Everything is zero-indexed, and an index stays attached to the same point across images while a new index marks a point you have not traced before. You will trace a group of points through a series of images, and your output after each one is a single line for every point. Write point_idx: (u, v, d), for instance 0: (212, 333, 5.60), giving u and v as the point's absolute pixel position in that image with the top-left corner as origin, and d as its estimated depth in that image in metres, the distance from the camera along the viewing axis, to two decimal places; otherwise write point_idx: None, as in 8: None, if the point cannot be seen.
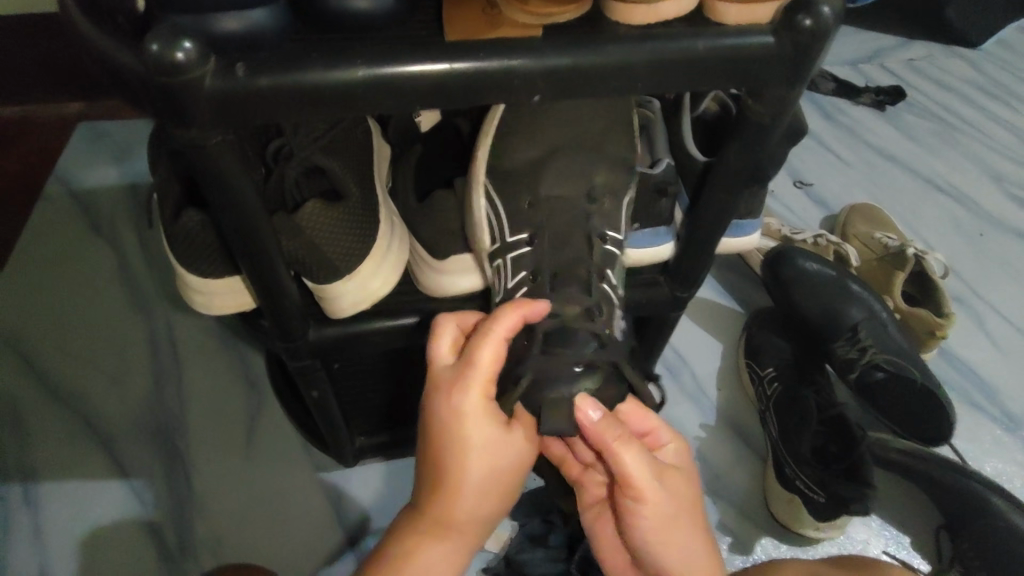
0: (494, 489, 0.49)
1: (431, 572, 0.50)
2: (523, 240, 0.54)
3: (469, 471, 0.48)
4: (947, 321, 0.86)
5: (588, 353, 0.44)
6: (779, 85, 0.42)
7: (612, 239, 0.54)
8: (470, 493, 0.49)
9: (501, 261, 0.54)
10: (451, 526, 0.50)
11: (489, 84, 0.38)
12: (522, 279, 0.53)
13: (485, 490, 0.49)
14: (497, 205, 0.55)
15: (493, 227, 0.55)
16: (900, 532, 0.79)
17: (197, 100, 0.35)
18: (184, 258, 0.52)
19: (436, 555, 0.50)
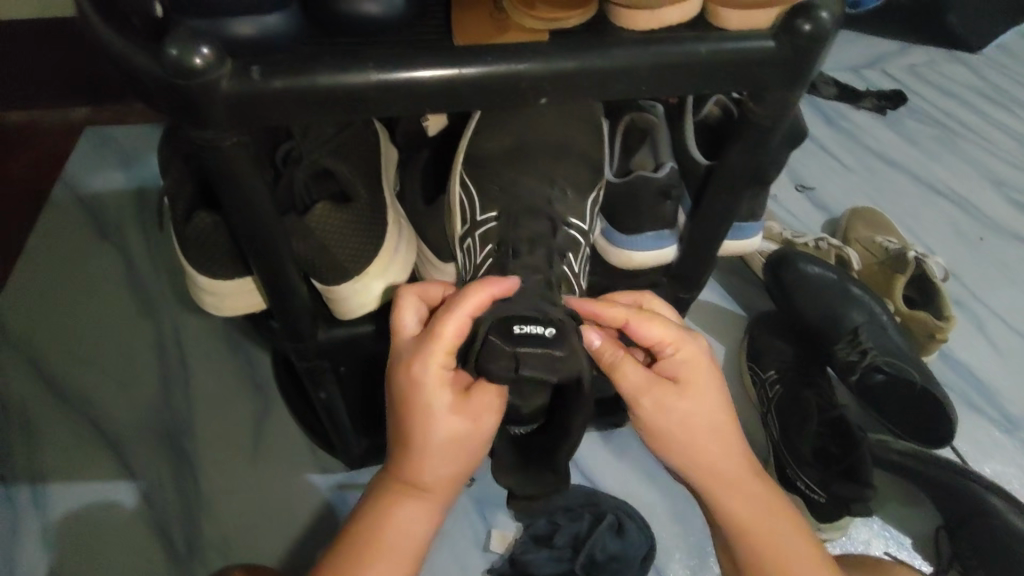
0: (463, 457, 0.48)
1: (404, 536, 0.49)
2: (491, 218, 0.56)
3: (435, 437, 0.47)
4: (947, 324, 0.87)
5: (553, 325, 0.43)
6: (779, 88, 0.43)
7: (576, 226, 0.58)
8: (435, 458, 0.48)
9: (469, 239, 0.56)
10: (419, 490, 0.49)
11: (498, 88, 0.39)
12: (488, 252, 0.54)
13: (453, 457, 0.48)
14: (471, 189, 0.58)
15: (464, 210, 0.58)
16: (901, 532, 0.79)
17: (214, 101, 0.36)
18: (195, 259, 0.53)
19: (409, 518, 0.49)
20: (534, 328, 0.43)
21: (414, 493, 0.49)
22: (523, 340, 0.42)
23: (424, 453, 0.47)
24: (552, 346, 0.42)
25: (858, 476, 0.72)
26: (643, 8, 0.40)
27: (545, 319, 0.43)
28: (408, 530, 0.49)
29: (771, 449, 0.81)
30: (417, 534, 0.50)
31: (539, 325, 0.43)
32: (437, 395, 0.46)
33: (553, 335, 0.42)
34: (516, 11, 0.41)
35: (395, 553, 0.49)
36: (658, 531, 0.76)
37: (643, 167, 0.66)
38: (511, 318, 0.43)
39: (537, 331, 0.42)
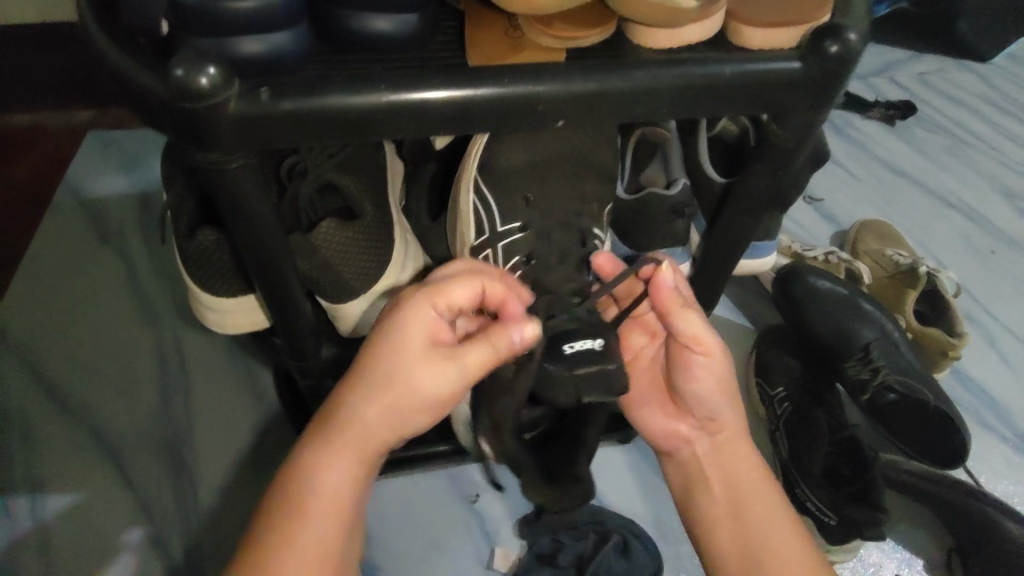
0: (405, 421, 0.46)
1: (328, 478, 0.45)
2: (515, 229, 0.57)
3: (393, 398, 0.45)
4: (959, 341, 0.86)
5: (601, 337, 0.46)
6: (803, 111, 0.42)
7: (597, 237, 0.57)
8: (374, 421, 0.45)
9: (490, 250, 0.57)
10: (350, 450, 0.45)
11: (515, 109, 0.38)
12: (517, 263, 0.56)
13: (395, 424, 0.46)
14: (487, 198, 0.58)
15: (481, 218, 0.58)
16: (913, 555, 0.78)
17: (219, 123, 0.35)
18: (197, 276, 0.52)
19: (335, 486, 0.45)
20: (583, 343, 0.45)
21: (342, 453, 0.45)
22: (581, 358, 0.45)
23: (367, 414, 0.45)
24: (607, 360, 0.45)
25: (869, 498, 0.71)
26: (661, 27, 0.40)
27: (591, 332, 0.46)
28: (331, 498, 0.45)
29: (780, 468, 0.80)
30: (339, 503, 0.46)
31: (587, 340, 0.45)
32: (413, 353, 0.45)
33: (604, 348, 0.45)
34: (532, 29, 0.40)
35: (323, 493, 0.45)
36: (665, 550, 0.75)
37: (656, 181, 0.64)
38: (561, 338, 0.46)
39: (587, 348, 0.45)
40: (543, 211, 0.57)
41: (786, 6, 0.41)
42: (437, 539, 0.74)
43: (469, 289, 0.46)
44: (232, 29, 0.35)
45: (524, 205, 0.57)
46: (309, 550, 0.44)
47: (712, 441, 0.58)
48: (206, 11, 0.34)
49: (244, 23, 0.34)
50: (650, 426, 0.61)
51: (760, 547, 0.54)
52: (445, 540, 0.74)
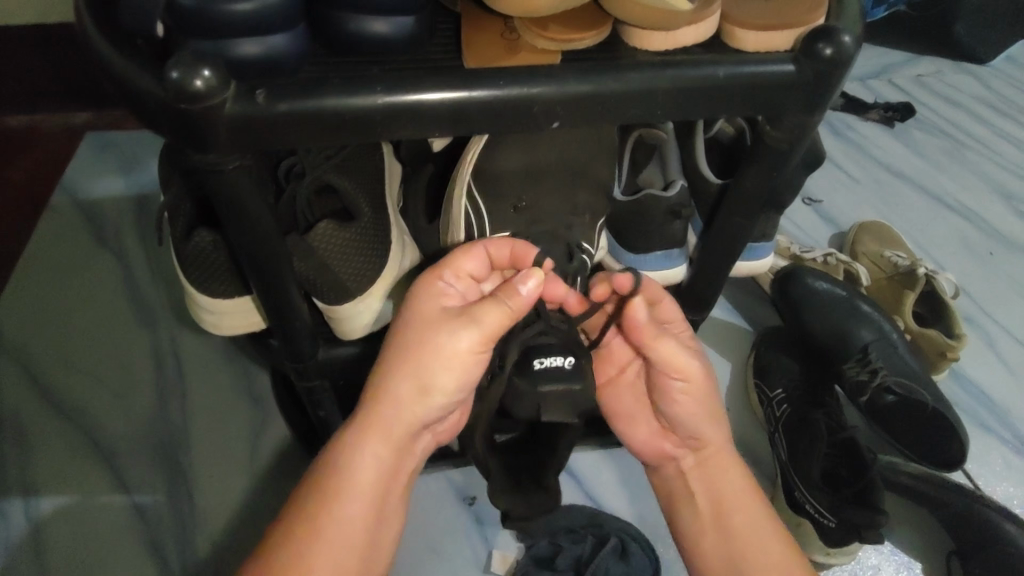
0: (435, 390, 0.47)
1: (364, 470, 0.48)
2: (503, 237, 0.57)
3: (416, 365, 0.47)
4: (958, 343, 0.85)
5: (573, 354, 0.48)
6: (798, 113, 0.42)
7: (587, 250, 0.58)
8: (401, 391, 0.47)
9: None
10: (383, 426, 0.48)
11: (509, 111, 0.38)
12: None
13: (416, 412, 0.48)
14: (478, 204, 0.58)
15: (471, 225, 0.58)
16: (911, 557, 0.78)
17: (215, 124, 0.35)
18: (194, 278, 0.52)
19: (370, 464, 0.48)
20: (554, 359, 0.48)
21: (374, 430, 0.48)
22: (549, 373, 0.47)
23: (392, 385, 0.47)
24: (572, 378, 0.48)
25: (869, 500, 0.71)
26: (656, 29, 0.40)
27: (564, 350, 0.48)
28: (367, 476, 0.48)
29: (778, 470, 0.80)
30: (375, 479, 0.48)
31: (558, 356, 0.48)
32: (429, 317, 0.47)
33: (572, 367, 0.48)
34: (527, 30, 0.40)
35: (358, 488, 0.47)
36: (662, 552, 0.75)
37: (653, 182, 0.65)
38: (532, 352, 0.48)
39: (556, 365, 0.47)
40: (532, 221, 0.58)
41: (781, 9, 0.41)
42: (434, 542, 0.74)
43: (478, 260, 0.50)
44: (229, 31, 0.35)
45: (514, 213, 0.58)
46: (342, 523, 0.47)
47: (696, 455, 0.58)
48: (202, 13, 0.34)
49: (241, 24, 0.35)
50: (631, 439, 0.61)
51: (742, 554, 0.54)
52: (442, 543, 0.74)
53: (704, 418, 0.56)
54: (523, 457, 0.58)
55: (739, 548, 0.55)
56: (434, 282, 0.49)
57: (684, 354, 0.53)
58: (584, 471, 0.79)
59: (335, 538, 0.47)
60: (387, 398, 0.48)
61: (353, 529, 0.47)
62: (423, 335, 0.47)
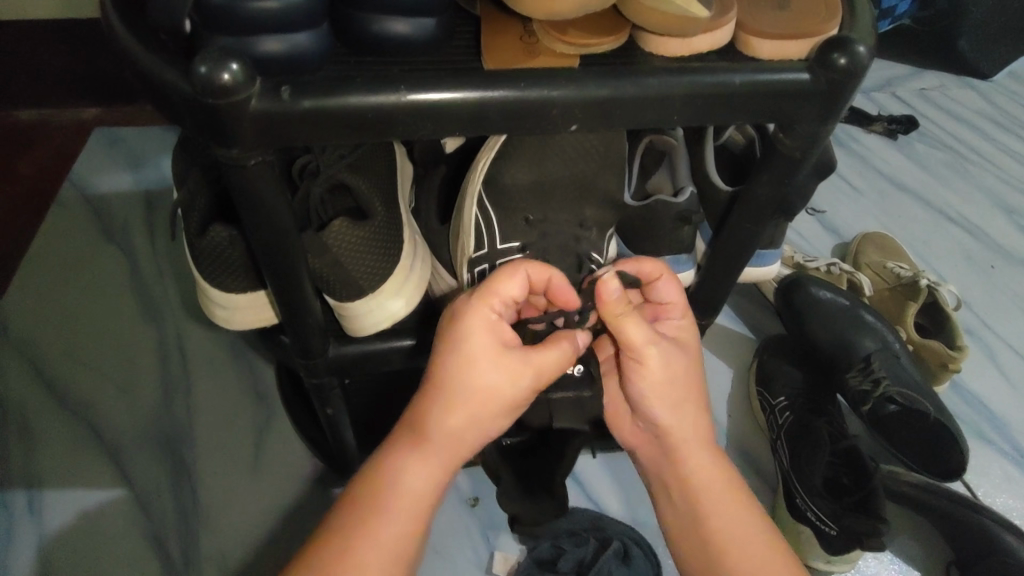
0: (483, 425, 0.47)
1: (412, 494, 0.46)
2: (514, 249, 0.58)
3: (469, 397, 0.46)
4: (960, 354, 0.86)
5: (581, 366, 0.50)
6: (811, 121, 0.42)
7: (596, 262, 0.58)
8: (454, 422, 0.47)
9: (486, 266, 0.57)
10: (432, 451, 0.47)
11: (529, 112, 0.38)
12: None
13: (468, 434, 0.47)
14: (489, 214, 0.58)
15: (481, 236, 0.58)
16: (909, 567, 0.78)
17: (240, 119, 0.35)
18: (207, 273, 0.52)
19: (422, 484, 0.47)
20: (563, 371, 0.50)
21: (430, 457, 0.47)
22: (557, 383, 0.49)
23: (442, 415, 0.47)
24: None
25: (869, 509, 0.71)
26: (673, 36, 0.40)
27: (573, 362, 0.50)
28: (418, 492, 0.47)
29: (780, 477, 0.80)
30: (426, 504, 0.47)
31: (568, 368, 0.50)
32: (481, 351, 0.46)
33: None
34: (546, 35, 0.41)
35: (402, 509, 0.46)
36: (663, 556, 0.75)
37: (661, 189, 0.65)
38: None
39: (566, 376, 0.49)
40: (543, 234, 0.58)
41: (794, 19, 0.42)
42: (437, 541, 0.74)
43: (522, 282, 0.48)
44: (253, 28, 0.35)
45: (523, 227, 0.58)
46: (391, 541, 0.45)
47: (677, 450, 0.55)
48: (228, 10, 0.35)
49: (266, 21, 0.35)
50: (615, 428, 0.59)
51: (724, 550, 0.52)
52: (444, 544, 0.74)
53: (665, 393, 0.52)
54: (532, 462, 0.61)
55: (719, 543, 0.52)
56: (485, 316, 0.47)
57: (644, 335, 0.50)
58: (586, 475, 0.79)
59: (393, 558, 0.45)
60: (444, 423, 0.47)
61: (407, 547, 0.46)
62: (477, 371, 0.46)
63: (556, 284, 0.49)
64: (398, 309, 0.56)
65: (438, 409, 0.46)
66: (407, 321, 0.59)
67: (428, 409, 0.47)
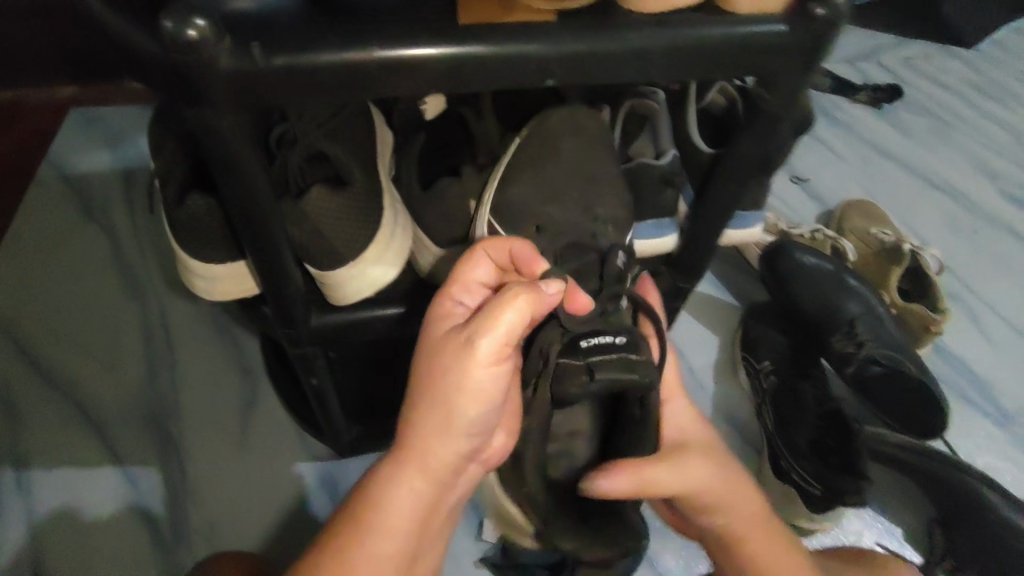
0: (461, 422, 0.47)
1: (390, 505, 0.47)
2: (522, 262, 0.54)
3: (436, 394, 0.46)
4: (941, 317, 0.87)
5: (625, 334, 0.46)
6: (791, 74, 0.42)
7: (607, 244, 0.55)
8: (425, 426, 0.47)
9: None
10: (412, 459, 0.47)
11: (506, 67, 0.38)
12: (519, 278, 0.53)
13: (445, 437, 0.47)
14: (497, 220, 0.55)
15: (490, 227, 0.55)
16: (891, 523, 0.80)
17: (211, 78, 0.35)
18: (186, 243, 0.52)
19: (405, 498, 0.48)
20: (605, 338, 0.46)
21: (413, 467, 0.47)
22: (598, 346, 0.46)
23: (423, 421, 0.47)
24: (624, 347, 0.46)
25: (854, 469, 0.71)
26: None
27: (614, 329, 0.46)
28: (400, 506, 0.48)
29: (766, 440, 0.81)
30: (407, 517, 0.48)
31: (609, 336, 0.46)
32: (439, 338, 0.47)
33: (625, 342, 0.46)
34: None
35: (384, 521, 0.47)
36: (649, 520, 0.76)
37: (644, 153, 0.65)
38: (580, 334, 0.46)
39: (608, 341, 0.46)
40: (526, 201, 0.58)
41: None
42: None
43: (480, 262, 0.49)
44: None
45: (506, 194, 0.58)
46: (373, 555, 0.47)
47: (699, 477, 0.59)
48: None
49: None
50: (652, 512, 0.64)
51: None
52: None
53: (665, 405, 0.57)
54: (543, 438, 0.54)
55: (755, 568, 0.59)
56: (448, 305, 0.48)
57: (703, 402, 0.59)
58: None
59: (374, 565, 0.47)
60: (418, 425, 0.47)
61: (395, 546, 0.48)
62: (434, 362, 0.46)
63: (519, 253, 0.49)
64: (382, 276, 0.55)
65: (416, 412, 0.47)
66: (390, 289, 0.59)
67: (409, 421, 0.48)
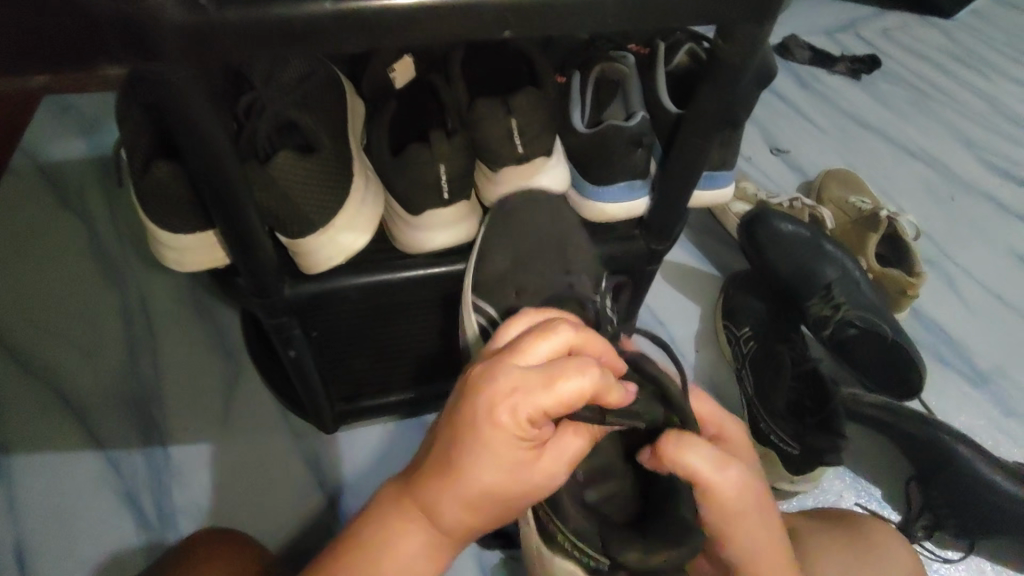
0: (491, 506, 0.42)
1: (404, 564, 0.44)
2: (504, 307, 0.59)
3: (471, 476, 0.40)
4: (917, 280, 0.88)
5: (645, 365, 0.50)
6: (748, 23, 0.42)
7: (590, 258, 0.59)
8: (452, 500, 0.42)
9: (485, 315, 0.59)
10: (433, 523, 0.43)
11: (461, 18, 0.38)
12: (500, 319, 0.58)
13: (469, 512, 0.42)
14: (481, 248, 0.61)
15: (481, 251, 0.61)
16: (870, 483, 0.81)
17: (160, 30, 0.34)
18: (154, 214, 0.52)
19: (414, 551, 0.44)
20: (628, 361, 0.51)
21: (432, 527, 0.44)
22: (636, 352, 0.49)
23: (452, 497, 0.42)
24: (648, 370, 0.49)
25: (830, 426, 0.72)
26: None
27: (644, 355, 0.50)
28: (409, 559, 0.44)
29: (746, 405, 0.82)
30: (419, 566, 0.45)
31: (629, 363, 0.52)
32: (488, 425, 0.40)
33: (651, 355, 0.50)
34: None
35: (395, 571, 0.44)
36: None
37: (615, 117, 0.65)
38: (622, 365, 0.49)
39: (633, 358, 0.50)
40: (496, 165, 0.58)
41: None
42: None
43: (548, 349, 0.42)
44: None
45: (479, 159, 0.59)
46: None
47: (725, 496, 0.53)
48: None
49: None
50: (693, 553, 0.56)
51: None
52: None
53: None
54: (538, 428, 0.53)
55: None
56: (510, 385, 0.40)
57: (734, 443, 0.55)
58: None
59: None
60: (446, 499, 0.42)
61: None
62: (480, 450, 0.40)
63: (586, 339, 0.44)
64: (352, 242, 0.56)
65: (445, 487, 0.41)
66: (363, 258, 0.59)
67: (436, 491, 0.42)
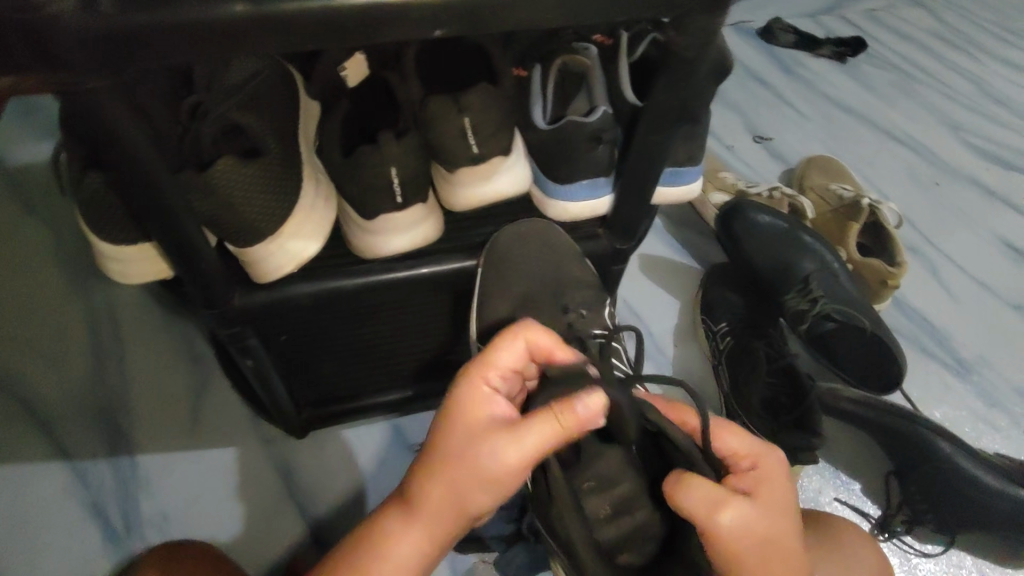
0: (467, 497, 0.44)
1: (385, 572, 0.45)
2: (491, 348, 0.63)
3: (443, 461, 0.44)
4: (898, 270, 0.86)
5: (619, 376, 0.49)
6: (699, 14, 0.40)
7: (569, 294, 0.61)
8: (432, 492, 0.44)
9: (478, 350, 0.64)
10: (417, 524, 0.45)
11: (391, 16, 0.36)
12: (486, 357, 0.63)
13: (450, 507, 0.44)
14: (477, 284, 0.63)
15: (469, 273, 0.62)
16: (849, 477, 0.80)
17: (60, 35, 0.32)
18: (94, 224, 0.50)
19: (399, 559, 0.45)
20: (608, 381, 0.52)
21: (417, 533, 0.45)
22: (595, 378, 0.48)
23: (430, 484, 0.44)
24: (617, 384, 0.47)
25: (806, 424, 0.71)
26: None
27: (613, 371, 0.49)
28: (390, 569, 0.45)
29: (724, 401, 0.81)
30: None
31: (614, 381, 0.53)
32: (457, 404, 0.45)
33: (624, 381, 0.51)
34: None
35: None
36: None
37: (579, 111, 0.63)
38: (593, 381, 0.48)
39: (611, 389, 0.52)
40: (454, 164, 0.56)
41: None
42: None
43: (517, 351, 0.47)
44: None
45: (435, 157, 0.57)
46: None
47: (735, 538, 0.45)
48: None
49: None
50: None
51: None
52: None
53: (745, 449, 0.46)
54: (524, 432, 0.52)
55: None
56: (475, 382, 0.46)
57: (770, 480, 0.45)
58: None
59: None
60: (426, 491, 0.45)
61: None
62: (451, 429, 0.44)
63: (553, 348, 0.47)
64: (303, 249, 0.54)
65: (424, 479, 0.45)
66: (317, 263, 0.57)
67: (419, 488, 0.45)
